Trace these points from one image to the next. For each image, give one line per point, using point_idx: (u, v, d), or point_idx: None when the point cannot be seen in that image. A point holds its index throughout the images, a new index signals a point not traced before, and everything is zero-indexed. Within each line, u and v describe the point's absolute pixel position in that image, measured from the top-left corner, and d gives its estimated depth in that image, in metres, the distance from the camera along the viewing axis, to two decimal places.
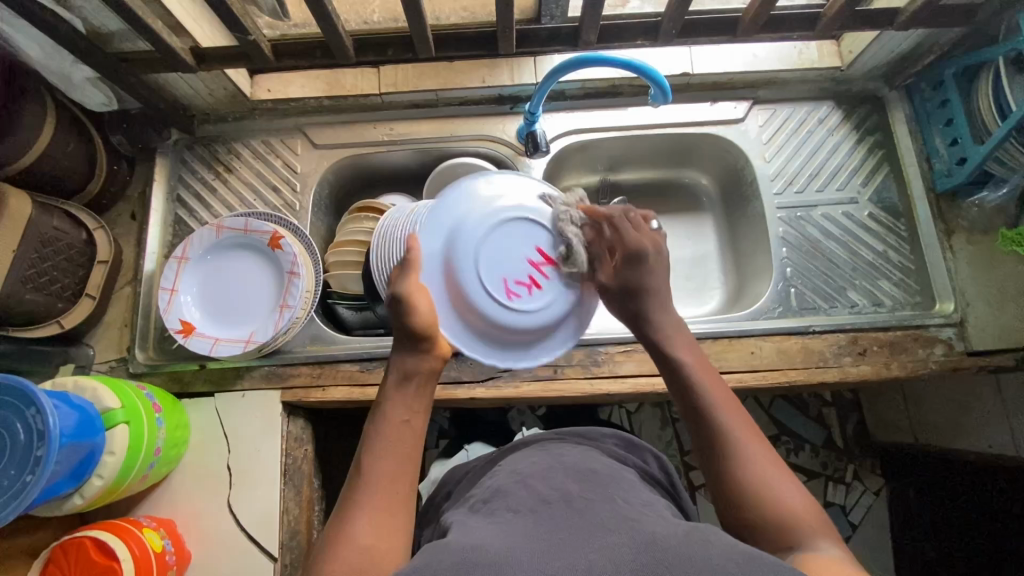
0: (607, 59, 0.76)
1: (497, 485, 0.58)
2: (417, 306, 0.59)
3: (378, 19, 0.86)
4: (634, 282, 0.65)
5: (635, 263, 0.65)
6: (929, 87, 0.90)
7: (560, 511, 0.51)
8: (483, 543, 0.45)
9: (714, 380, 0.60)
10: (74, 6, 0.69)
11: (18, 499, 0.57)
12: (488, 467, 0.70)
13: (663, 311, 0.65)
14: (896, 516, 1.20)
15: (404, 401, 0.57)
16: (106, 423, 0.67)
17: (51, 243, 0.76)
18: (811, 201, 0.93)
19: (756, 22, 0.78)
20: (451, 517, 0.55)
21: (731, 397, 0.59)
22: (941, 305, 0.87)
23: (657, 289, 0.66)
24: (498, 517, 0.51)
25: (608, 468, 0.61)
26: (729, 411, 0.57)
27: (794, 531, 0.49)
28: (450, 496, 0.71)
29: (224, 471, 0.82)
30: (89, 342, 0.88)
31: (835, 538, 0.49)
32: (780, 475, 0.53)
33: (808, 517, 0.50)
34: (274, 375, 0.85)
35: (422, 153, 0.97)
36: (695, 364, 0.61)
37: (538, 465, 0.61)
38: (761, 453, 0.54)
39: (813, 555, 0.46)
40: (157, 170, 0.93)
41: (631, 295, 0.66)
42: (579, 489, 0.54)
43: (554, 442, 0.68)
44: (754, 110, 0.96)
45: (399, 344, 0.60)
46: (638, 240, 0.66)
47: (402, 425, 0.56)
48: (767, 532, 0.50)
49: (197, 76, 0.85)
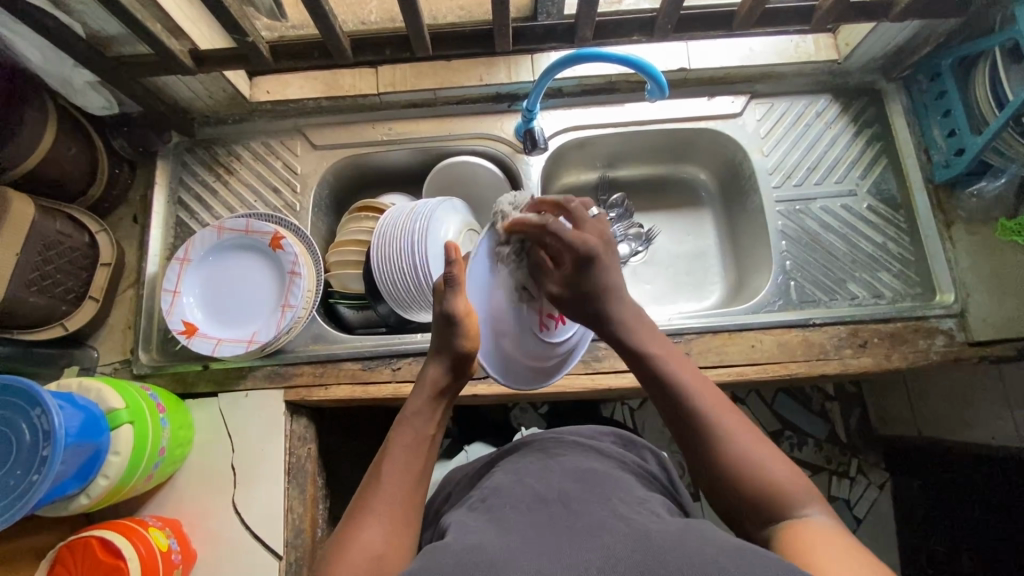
0: (604, 55, 0.76)
1: (495, 484, 0.59)
2: (469, 328, 0.62)
3: (375, 20, 0.87)
4: (589, 282, 0.66)
5: (589, 266, 0.66)
6: (927, 79, 0.90)
7: (557, 511, 0.51)
8: (482, 542, 0.45)
9: (683, 366, 0.61)
10: (73, 10, 0.70)
11: (23, 500, 0.58)
12: (488, 467, 0.70)
13: (622, 304, 0.66)
14: (900, 508, 1.20)
15: (432, 417, 0.60)
16: (110, 423, 0.67)
17: (53, 246, 0.77)
18: (810, 194, 0.93)
19: (752, 15, 0.78)
20: (450, 517, 0.56)
21: (707, 380, 0.59)
22: (941, 296, 0.87)
23: (615, 284, 0.66)
24: (496, 515, 0.52)
25: (606, 468, 0.61)
26: (713, 399, 0.57)
27: (784, 502, 0.50)
28: (451, 495, 0.72)
29: (229, 470, 0.82)
30: (93, 344, 0.88)
31: (828, 508, 0.50)
32: (764, 443, 0.54)
33: (802, 489, 0.51)
34: (277, 375, 0.86)
35: (421, 153, 0.97)
36: (663, 353, 0.62)
37: (535, 464, 0.61)
38: (744, 428, 0.55)
39: (803, 523, 0.48)
40: (159, 173, 0.94)
41: (587, 298, 0.66)
42: (576, 488, 0.55)
43: (550, 440, 0.69)
44: (752, 104, 0.96)
45: (438, 357, 0.63)
46: (585, 237, 0.66)
47: (426, 439, 0.58)
48: (758, 505, 0.51)
49: (197, 79, 0.86)
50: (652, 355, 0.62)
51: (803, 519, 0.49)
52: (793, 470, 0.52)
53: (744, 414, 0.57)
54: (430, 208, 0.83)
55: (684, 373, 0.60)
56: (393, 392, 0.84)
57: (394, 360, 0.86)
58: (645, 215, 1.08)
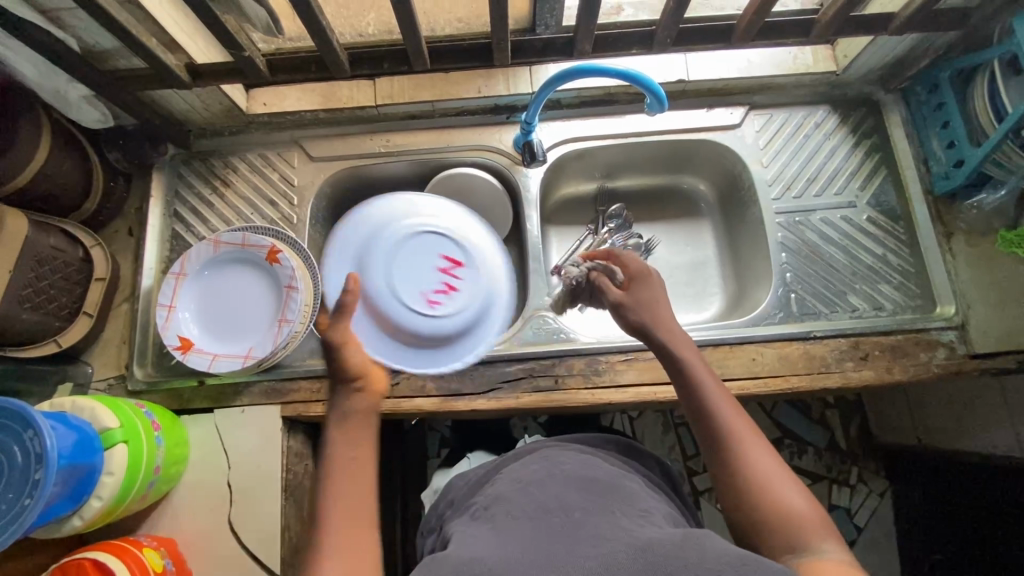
0: (603, 71, 0.76)
1: (498, 491, 0.59)
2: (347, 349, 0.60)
3: (373, 32, 0.87)
4: (643, 297, 0.73)
5: (643, 284, 0.74)
6: (924, 91, 0.90)
7: (559, 521, 0.50)
8: (483, 553, 0.46)
9: (717, 384, 0.63)
10: (68, 26, 0.70)
11: (16, 524, 0.57)
12: (490, 475, 0.70)
13: (667, 322, 0.69)
14: (900, 517, 1.19)
15: (349, 441, 0.57)
16: (104, 443, 0.66)
17: (47, 262, 0.76)
18: (810, 205, 0.93)
19: (751, 29, 0.77)
20: (454, 528, 0.56)
21: (734, 402, 0.62)
22: (942, 308, 0.87)
23: (661, 305, 0.72)
24: (498, 522, 0.52)
25: (609, 476, 0.59)
26: (738, 424, 0.60)
27: (800, 536, 0.52)
28: (454, 501, 0.71)
29: (225, 488, 0.81)
30: (88, 359, 0.87)
31: (839, 540, 0.52)
32: (789, 480, 0.56)
33: (814, 523, 0.53)
34: (274, 391, 0.85)
35: (419, 164, 0.97)
36: (699, 369, 0.65)
37: (539, 471, 0.61)
38: (764, 455, 0.58)
39: (818, 560, 0.50)
40: (154, 186, 0.93)
41: (645, 312, 0.71)
42: (579, 497, 0.54)
43: (555, 448, 0.68)
44: (751, 115, 0.96)
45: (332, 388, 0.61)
46: (639, 263, 0.77)
47: (351, 465, 0.56)
48: (775, 535, 0.53)
49: (192, 92, 0.85)
50: (695, 378, 0.64)
51: (813, 554, 0.51)
52: (812, 504, 0.54)
53: (765, 440, 0.60)
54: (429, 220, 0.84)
55: (713, 389, 0.63)
56: (391, 408, 0.83)
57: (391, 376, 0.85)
58: (643, 226, 1.08)
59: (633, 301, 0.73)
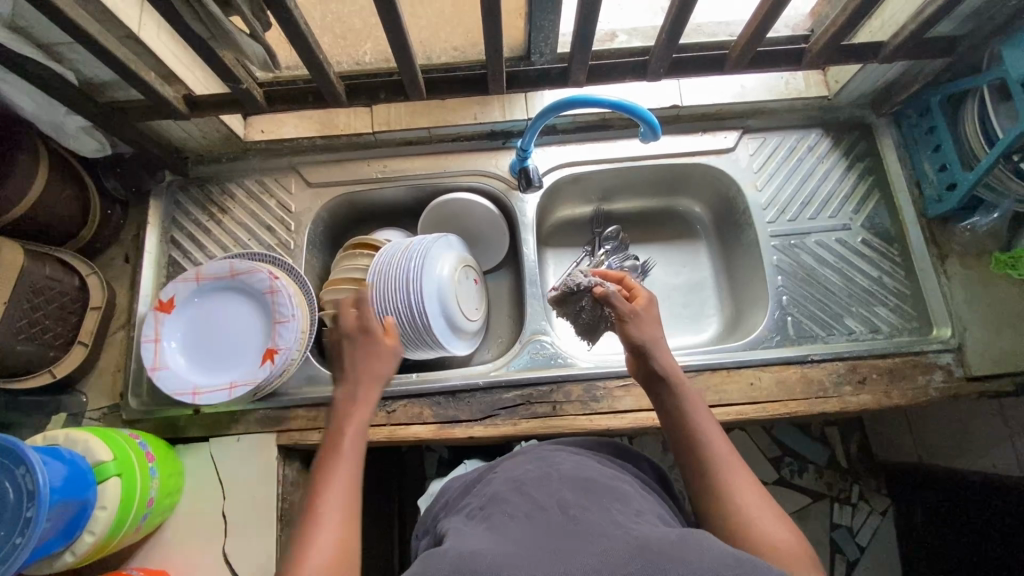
0: (596, 101, 0.77)
1: (492, 491, 0.58)
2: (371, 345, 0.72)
3: (370, 60, 0.88)
4: (649, 321, 0.73)
5: (651, 310, 0.75)
6: (916, 114, 0.91)
7: (556, 520, 0.49)
8: (480, 548, 0.45)
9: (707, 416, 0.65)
10: (67, 60, 0.70)
11: (7, 562, 0.56)
12: (483, 475, 0.69)
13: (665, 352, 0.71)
14: (903, 536, 1.18)
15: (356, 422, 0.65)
16: (97, 477, 0.66)
17: (42, 292, 0.76)
18: (804, 228, 0.94)
19: (744, 57, 0.79)
20: (449, 525, 0.56)
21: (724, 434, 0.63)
22: (939, 331, 0.87)
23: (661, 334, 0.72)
24: (494, 522, 0.51)
25: (604, 477, 0.58)
26: (727, 455, 0.61)
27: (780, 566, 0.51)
28: (446, 504, 0.70)
29: (220, 519, 0.80)
30: (81, 389, 0.86)
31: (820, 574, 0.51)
32: (777, 517, 0.56)
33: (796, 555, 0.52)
34: (270, 419, 0.84)
35: (415, 189, 0.97)
36: (692, 400, 0.66)
37: (533, 471, 0.60)
38: (751, 486, 0.58)
39: None
40: (151, 213, 0.93)
41: (649, 335, 0.71)
42: (575, 496, 0.53)
43: (548, 449, 0.67)
44: (744, 139, 0.97)
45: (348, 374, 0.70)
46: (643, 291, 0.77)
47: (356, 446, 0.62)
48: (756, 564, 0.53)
49: (191, 123, 0.86)
50: (686, 409, 0.65)
51: None
52: (797, 539, 0.54)
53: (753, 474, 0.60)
54: (425, 247, 0.85)
55: (703, 420, 0.64)
56: (387, 436, 0.83)
57: (388, 403, 0.85)
58: (638, 248, 1.08)
59: (640, 320, 0.73)
